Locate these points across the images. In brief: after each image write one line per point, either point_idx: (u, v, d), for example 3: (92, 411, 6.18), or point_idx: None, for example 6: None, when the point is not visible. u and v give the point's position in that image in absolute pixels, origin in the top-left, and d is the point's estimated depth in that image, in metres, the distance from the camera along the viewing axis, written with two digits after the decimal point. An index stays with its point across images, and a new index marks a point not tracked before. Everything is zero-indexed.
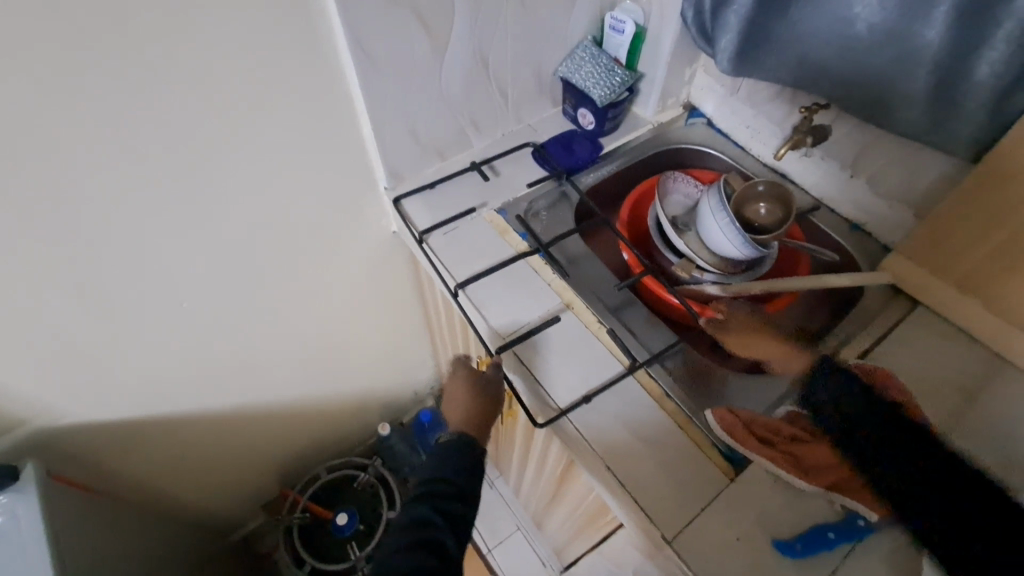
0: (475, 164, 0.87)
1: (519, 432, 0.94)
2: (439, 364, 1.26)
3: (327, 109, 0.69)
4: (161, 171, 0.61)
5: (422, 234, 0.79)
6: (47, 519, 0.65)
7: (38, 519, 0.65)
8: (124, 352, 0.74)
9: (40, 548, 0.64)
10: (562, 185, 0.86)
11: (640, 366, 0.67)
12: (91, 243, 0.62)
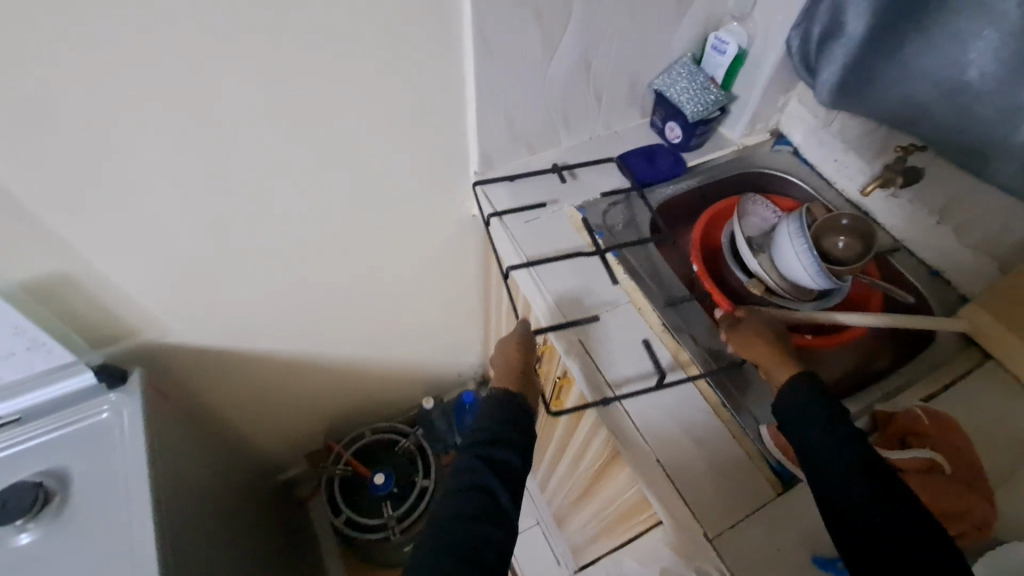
0: (556, 168, 0.89)
1: (559, 423, 0.97)
2: (488, 349, 1.30)
3: (439, 91, 0.75)
4: (289, 124, 0.68)
5: (495, 213, 0.84)
6: (145, 418, 0.73)
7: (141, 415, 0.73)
8: (228, 287, 0.82)
9: (136, 441, 0.71)
10: (631, 198, 0.89)
11: (705, 377, 0.69)
12: (223, 183, 0.69)
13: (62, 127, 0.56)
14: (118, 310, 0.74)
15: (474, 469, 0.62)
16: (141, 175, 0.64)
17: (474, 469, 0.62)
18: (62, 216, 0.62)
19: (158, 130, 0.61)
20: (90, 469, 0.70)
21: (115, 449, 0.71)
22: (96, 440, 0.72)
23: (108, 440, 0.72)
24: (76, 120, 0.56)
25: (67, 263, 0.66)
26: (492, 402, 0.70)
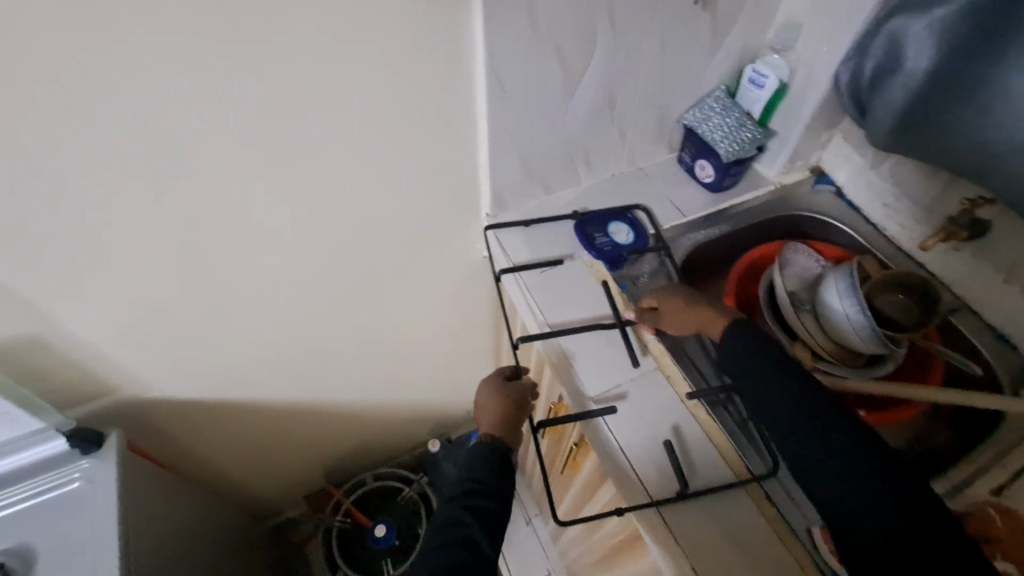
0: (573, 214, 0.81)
1: (575, 486, 0.89)
2: None
3: (448, 131, 0.68)
4: (277, 165, 0.61)
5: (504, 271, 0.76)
6: (122, 487, 0.66)
7: (114, 482, 0.66)
8: (218, 338, 0.76)
9: (107, 515, 0.64)
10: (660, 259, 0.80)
11: (755, 479, 0.60)
12: (209, 233, 0.63)
13: (20, 178, 0.50)
14: (93, 365, 0.68)
15: (461, 521, 0.59)
16: (113, 225, 0.57)
17: (467, 530, 0.58)
18: (26, 271, 0.56)
19: (133, 180, 0.55)
20: (54, 546, 0.63)
21: (84, 522, 0.64)
22: (65, 511, 0.65)
23: (75, 512, 0.65)
24: (34, 170, 0.50)
25: (33, 319, 0.60)
26: (492, 468, 0.65)
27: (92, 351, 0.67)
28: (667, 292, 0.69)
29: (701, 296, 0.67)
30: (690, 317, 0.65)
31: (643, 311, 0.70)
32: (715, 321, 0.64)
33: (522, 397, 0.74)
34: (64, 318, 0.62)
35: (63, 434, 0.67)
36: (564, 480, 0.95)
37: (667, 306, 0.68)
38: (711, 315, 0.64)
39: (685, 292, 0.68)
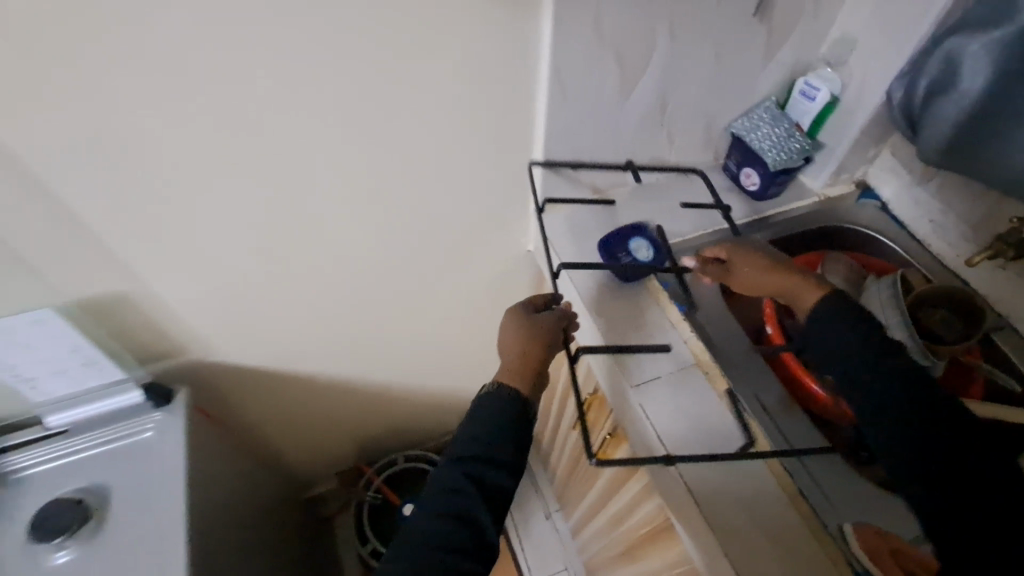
0: (630, 165, 0.84)
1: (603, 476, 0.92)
2: None
3: (507, 127, 0.72)
4: (347, 149, 0.65)
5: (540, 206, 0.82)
6: (187, 441, 0.72)
7: (181, 436, 0.72)
8: (278, 311, 0.81)
9: (173, 464, 0.69)
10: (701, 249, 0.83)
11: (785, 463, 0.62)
12: (282, 209, 0.68)
13: (129, 148, 0.55)
14: (165, 327, 0.74)
15: (462, 489, 0.59)
16: (199, 197, 0.63)
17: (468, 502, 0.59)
18: (122, 235, 0.62)
19: (224, 154, 0.60)
20: (124, 488, 0.68)
21: (153, 468, 0.70)
22: (135, 457, 0.71)
23: (143, 461, 0.70)
24: (145, 140, 0.55)
25: (121, 279, 0.66)
26: None
27: (168, 313, 0.72)
28: (744, 249, 0.71)
29: (788, 261, 0.69)
30: (772, 275, 0.68)
31: (707, 259, 0.72)
32: (807, 289, 0.66)
33: (547, 336, 0.69)
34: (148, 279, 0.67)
35: (138, 387, 0.73)
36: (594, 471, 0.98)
37: (741, 260, 0.70)
38: (803, 281, 0.67)
39: (767, 253, 0.70)
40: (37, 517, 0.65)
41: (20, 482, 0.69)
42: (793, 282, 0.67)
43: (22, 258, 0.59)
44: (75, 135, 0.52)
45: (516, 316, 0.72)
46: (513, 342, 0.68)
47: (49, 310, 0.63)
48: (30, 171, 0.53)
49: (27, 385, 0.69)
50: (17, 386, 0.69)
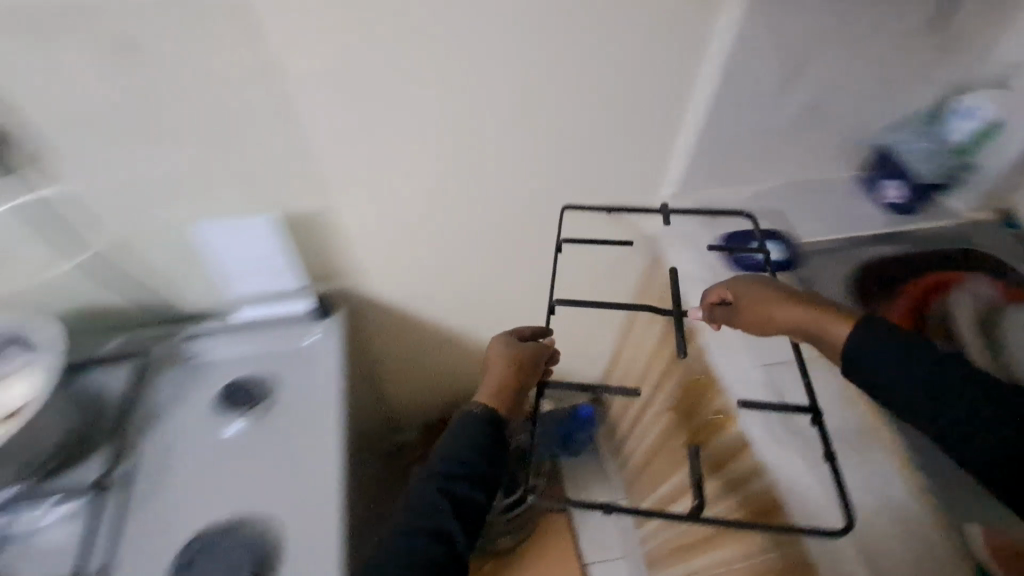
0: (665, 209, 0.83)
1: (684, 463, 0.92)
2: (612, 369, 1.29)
3: (670, 106, 0.77)
4: (531, 109, 0.71)
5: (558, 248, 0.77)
6: (344, 356, 0.78)
7: (337, 356, 0.78)
8: (417, 262, 0.86)
9: (330, 374, 0.76)
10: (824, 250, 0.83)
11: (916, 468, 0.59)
12: (457, 160, 0.73)
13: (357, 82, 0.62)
14: (332, 258, 0.80)
15: (434, 512, 0.56)
16: (392, 138, 0.68)
17: (441, 517, 0.55)
18: (323, 166, 0.68)
19: (425, 100, 0.66)
20: (288, 388, 0.75)
21: (312, 375, 0.76)
22: (296, 360, 0.77)
23: (304, 365, 0.77)
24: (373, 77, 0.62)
25: (315, 202, 0.72)
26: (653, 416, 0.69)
27: (335, 248, 0.78)
28: (748, 286, 0.63)
29: (799, 293, 0.59)
30: (780, 310, 0.58)
31: (712, 304, 0.66)
32: (827, 322, 0.54)
33: (519, 365, 0.71)
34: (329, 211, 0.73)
35: (310, 299, 0.80)
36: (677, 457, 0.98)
37: (744, 298, 0.62)
38: (817, 312, 0.55)
39: (770, 285, 0.61)
40: (225, 388, 0.73)
41: (209, 361, 0.76)
42: (808, 316, 0.56)
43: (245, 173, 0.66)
44: (326, 63, 0.59)
45: (495, 345, 0.73)
46: (493, 364, 0.70)
47: (264, 218, 0.69)
48: (281, 92, 0.60)
49: (225, 280, 0.75)
50: (217, 278, 0.75)
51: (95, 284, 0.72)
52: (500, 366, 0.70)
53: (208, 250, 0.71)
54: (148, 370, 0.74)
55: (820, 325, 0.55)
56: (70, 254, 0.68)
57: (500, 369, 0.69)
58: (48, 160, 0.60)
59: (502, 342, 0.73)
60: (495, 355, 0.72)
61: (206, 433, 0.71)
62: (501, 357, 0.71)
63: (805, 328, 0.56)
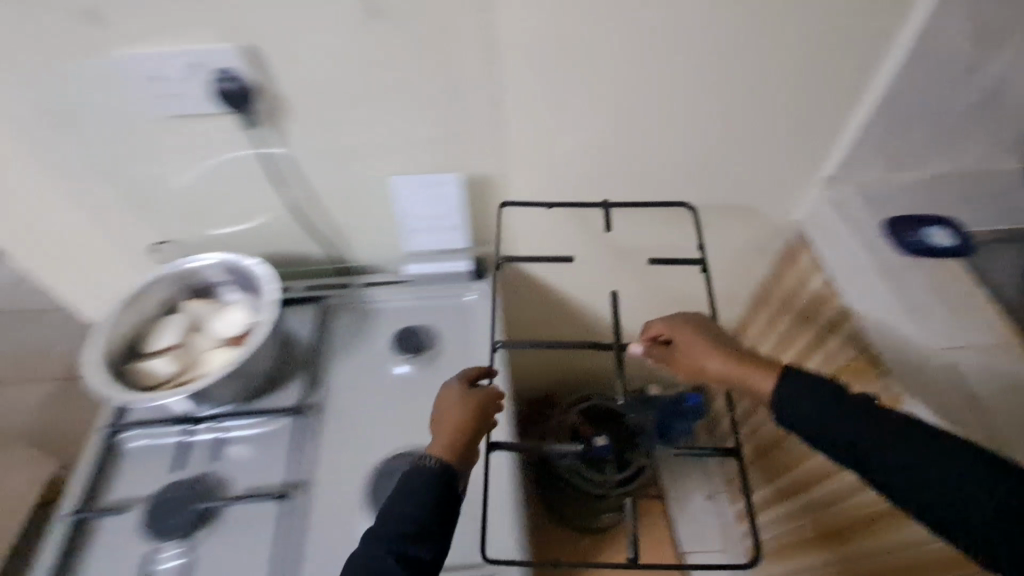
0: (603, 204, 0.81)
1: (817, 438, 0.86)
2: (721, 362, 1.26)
3: (841, 85, 0.75)
4: (709, 87, 0.73)
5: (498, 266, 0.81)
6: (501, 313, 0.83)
7: (493, 310, 0.83)
8: (564, 235, 0.89)
9: (490, 330, 0.81)
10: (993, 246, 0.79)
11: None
12: (624, 132, 0.76)
13: (551, 51, 0.65)
14: (491, 222, 0.85)
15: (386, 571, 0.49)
16: (570, 107, 0.72)
17: None
18: (504, 133, 0.72)
19: (608, 70, 0.69)
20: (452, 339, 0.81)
21: (474, 328, 0.82)
22: (457, 314, 0.84)
23: (467, 319, 0.83)
24: (566, 47, 0.65)
25: (489, 167, 0.76)
26: None
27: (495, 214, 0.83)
28: (681, 325, 0.68)
29: (722, 337, 0.66)
30: (711, 356, 0.64)
31: (650, 340, 0.70)
32: (742, 371, 0.61)
33: (481, 412, 0.61)
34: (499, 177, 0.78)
35: (470, 258, 0.86)
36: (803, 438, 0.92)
37: (682, 338, 0.67)
38: (738, 363, 0.61)
39: (699, 325, 0.68)
40: (398, 332, 0.81)
41: (380, 310, 0.84)
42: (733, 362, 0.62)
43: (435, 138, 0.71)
44: (528, 32, 0.63)
45: (448, 390, 0.63)
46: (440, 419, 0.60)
47: (452, 173, 0.75)
48: (484, 60, 0.65)
49: (410, 235, 0.80)
50: (399, 233, 0.81)
51: (291, 235, 0.80)
52: (458, 415, 0.60)
53: (397, 205, 0.77)
54: (328, 315, 0.83)
55: (751, 377, 0.59)
56: (277, 205, 0.75)
57: (460, 417, 0.60)
58: (284, 118, 0.66)
59: (459, 385, 0.64)
60: (452, 401, 0.62)
61: (381, 372, 0.78)
62: (457, 403, 0.61)
63: (730, 373, 0.62)
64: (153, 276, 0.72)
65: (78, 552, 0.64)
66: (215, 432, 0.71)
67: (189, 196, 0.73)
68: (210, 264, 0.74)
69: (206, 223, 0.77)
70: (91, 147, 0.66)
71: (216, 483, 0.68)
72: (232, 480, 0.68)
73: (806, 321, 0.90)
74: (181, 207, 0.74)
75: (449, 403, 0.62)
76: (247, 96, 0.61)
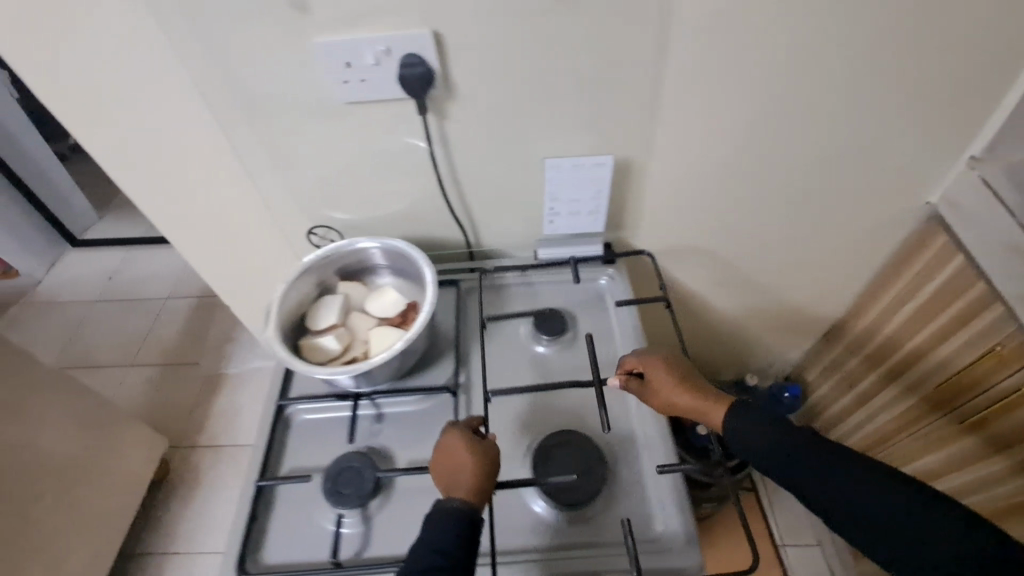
0: (573, 261, 0.86)
1: (913, 460, 1.03)
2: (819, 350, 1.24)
3: (1008, 65, 0.72)
4: (867, 68, 0.71)
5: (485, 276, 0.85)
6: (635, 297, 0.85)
7: (629, 296, 0.85)
8: (693, 218, 0.90)
9: (629, 314, 0.83)
10: None
11: None
12: (770, 118, 0.76)
13: (713, 36, 0.66)
14: (625, 207, 0.86)
15: None
16: (721, 92, 0.72)
17: None
18: (653, 118, 0.74)
19: (765, 56, 0.69)
20: (590, 322, 0.84)
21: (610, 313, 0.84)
22: (592, 297, 0.87)
23: (602, 303, 0.86)
24: (730, 32, 0.66)
25: (635, 151, 0.78)
26: None
27: (631, 198, 0.85)
28: (654, 362, 0.71)
29: (690, 373, 0.70)
30: (680, 395, 0.68)
31: (626, 375, 0.72)
32: (706, 404, 0.66)
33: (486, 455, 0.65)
34: (640, 161, 0.79)
35: (602, 243, 0.88)
36: (912, 465, 1.04)
37: (656, 376, 0.70)
38: (699, 398, 0.67)
39: (672, 362, 0.71)
40: (537, 315, 0.82)
41: (514, 293, 0.87)
42: (698, 395, 0.67)
43: (585, 124, 0.73)
44: (696, 19, 0.64)
45: (444, 441, 0.66)
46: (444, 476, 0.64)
47: (610, 156, 0.77)
48: (647, 47, 0.66)
49: (550, 218, 0.84)
50: (543, 217, 0.84)
51: (434, 218, 0.83)
52: (464, 463, 0.63)
53: (545, 189, 0.80)
54: (464, 300, 0.86)
55: (707, 408, 0.66)
56: (429, 189, 0.79)
57: (467, 464, 0.63)
58: (450, 103, 0.69)
59: (456, 435, 0.66)
60: (452, 450, 0.65)
61: (521, 352, 0.81)
62: (460, 453, 0.64)
63: (695, 407, 0.67)
64: (317, 254, 0.77)
65: (264, 516, 0.68)
66: (373, 409, 0.75)
67: (349, 181, 0.77)
68: (369, 248, 0.79)
69: (359, 207, 0.81)
70: (273, 132, 0.70)
71: (381, 455, 0.71)
72: (395, 454, 0.71)
73: (943, 306, 0.92)
74: (340, 190, 0.78)
75: (450, 455, 0.65)
76: (429, 80, 0.64)
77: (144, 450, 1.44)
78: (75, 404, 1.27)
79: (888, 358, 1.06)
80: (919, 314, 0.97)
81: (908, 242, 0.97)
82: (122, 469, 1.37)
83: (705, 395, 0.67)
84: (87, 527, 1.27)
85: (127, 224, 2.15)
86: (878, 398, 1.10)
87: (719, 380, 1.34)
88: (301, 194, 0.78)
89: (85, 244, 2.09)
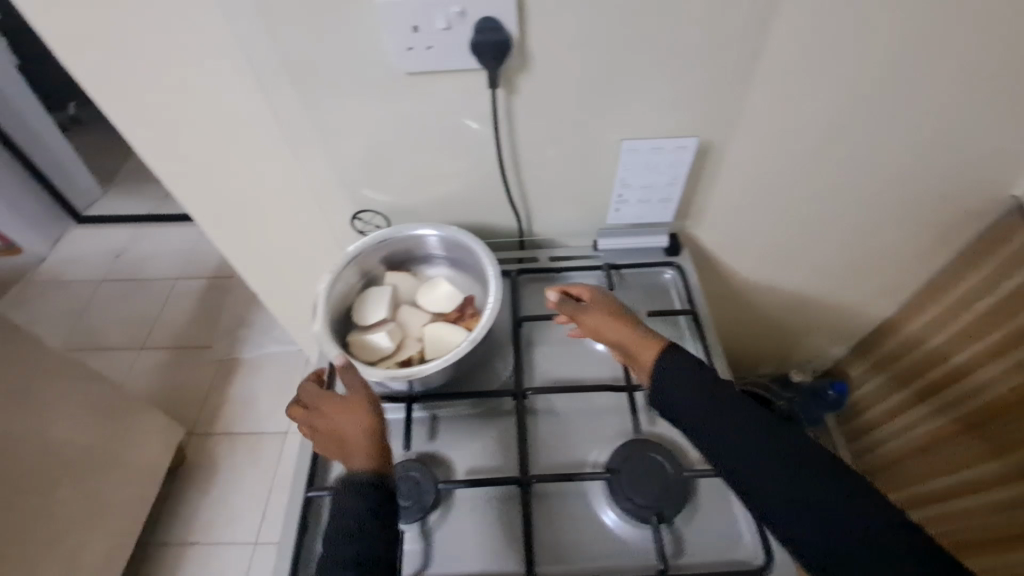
0: (607, 266, 0.80)
1: (941, 474, 1.03)
2: (867, 351, 1.16)
3: None
4: (989, 50, 0.63)
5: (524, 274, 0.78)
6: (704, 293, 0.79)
7: (697, 290, 0.79)
8: (764, 210, 0.83)
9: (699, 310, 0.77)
10: None
11: None
12: (863, 104, 0.68)
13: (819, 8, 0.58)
14: (694, 195, 0.79)
15: None
16: (815, 73, 0.64)
17: None
18: (738, 99, 0.66)
19: (872, 33, 0.61)
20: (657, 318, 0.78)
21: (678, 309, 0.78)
22: (657, 291, 0.81)
23: (666, 297, 0.80)
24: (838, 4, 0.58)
25: (712, 135, 0.70)
26: None
27: (702, 185, 0.78)
28: (602, 295, 0.67)
29: (632, 316, 0.65)
30: (615, 322, 0.63)
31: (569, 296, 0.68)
32: (640, 336, 0.61)
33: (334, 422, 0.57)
34: (717, 146, 0.72)
35: (667, 233, 0.82)
36: (943, 478, 1.03)
37: (597, 301, 0.66)
38: (634, 333, 0.62)
39: (617, 304, 0.66)
40: None
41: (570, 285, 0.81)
42: (632, 327, 0.62)
43: (664, 105, 0.66)
44: None
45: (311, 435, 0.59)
46: (324, 447, 0.57)
47: (694, 139, 0.70)
48: (744, 20, 0.58)
49: (616, 205, 0.77)
50: (609, 204, 0.77)
51: (488, 203, 0.76)
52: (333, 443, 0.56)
53: (615, 173, 0.73)
54: (518, 290, 0.79)
55: (641, 340, 0.61)
56: (486, 173, 0.72)
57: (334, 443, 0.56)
58: (523, 78, 0.62)
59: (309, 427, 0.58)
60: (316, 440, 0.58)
61: (582, 350, 0.75)
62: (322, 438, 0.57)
63: (625, 337, 0.62)
64: (368, 239, 0.70)
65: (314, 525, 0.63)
66: (427, 412, 0.69)
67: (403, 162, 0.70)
68: (424, 234, 0.72)
69: (409, 188, 0.74)
70: (324, 105, 0.64)
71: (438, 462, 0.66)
72: (454, 461, 0.66)
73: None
74: (391, 171, 0.72)
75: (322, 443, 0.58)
76: (506, 51, 0.57)
77: (157, 440, 1.39)
78: (89, 390, 1.22)
79: (951, 363, 0.99)
80: (994, 317, 0.90)
81: (979, 246, 0.88)
82: (139, 458, 1.32)
83: (638, 329, 0.62)
84: (102, 516, 1.23)
85: (133, 199, 2.07)
86: (937, 401, 1.03)
87: (763, 375, 1.29)
88: (347, 174, 0.72)
89: (90, 219, 2.02)
